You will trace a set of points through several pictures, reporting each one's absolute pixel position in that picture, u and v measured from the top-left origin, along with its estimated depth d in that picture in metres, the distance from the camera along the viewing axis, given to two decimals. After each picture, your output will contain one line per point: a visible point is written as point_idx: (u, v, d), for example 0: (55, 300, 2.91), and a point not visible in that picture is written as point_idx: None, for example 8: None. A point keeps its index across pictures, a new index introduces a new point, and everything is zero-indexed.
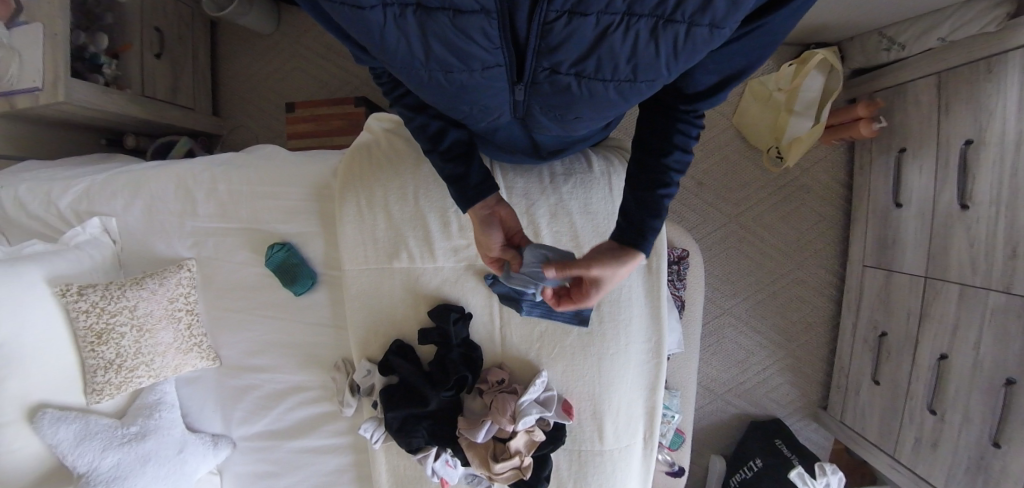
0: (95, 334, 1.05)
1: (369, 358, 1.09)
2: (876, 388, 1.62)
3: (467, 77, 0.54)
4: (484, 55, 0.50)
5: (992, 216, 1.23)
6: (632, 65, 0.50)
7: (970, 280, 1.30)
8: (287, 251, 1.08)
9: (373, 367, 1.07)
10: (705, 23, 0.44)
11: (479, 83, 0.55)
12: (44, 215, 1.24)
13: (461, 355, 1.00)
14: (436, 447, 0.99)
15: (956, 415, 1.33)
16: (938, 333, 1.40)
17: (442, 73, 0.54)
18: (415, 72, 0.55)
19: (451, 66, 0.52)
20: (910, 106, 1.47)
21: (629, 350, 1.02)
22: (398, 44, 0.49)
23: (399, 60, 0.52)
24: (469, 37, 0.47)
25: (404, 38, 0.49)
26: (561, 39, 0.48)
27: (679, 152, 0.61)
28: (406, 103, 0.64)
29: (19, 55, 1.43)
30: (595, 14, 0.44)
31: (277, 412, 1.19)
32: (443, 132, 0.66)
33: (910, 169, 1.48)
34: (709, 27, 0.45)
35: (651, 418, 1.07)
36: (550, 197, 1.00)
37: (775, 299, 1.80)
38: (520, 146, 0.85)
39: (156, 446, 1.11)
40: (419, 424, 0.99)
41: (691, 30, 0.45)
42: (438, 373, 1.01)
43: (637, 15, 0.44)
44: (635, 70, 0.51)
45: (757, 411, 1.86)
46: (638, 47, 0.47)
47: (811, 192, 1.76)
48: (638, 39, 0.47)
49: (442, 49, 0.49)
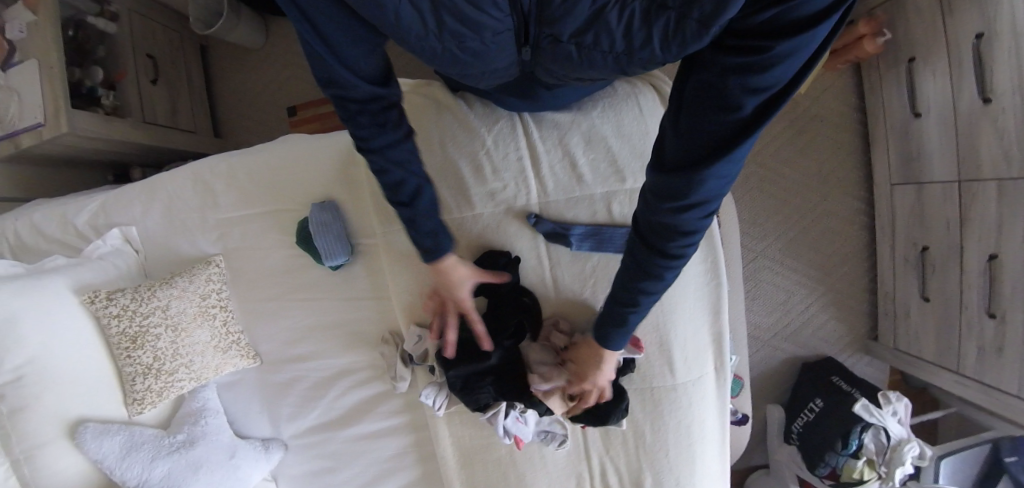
0: (130, 339, 1.01)
1: (417, 323, 1.03)
2: (926, 305, 1.58)
3: (481, 46, 0.50)
4: (494, 26, 0.46)
5: (1019, 103, 1.21)
6: (628, 42, 0.45)
7: (1006, 173, 1.27)
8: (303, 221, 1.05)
9: (424, 333, 1.01)
10: (694, 17, 0.37)
11: (491, 53, 0.51)
12: (62, 236, 1.21)
13: (515, 305, 0.96)
14: (505, 403, 0.95)
15: (1018, 314, 1.29)
16: (982, 235, 1.37)
17: (456, 46, 0.50)
18: (430, 48, 0.51)
19: (464, 39, 0.48)
20: (911, 15, 1.46)
21: (686, 274, 0.98)
22: (412, 20, 0.45)
23: (413, 37, 0.48)
24: (480, 9, 0.43)
25: (417, 13, 0.44)
26: (560, 12, 0.43)
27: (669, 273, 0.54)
28: (389, 157, 0.58)
29: (18, 94, 1.40)
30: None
31: (326, 403, 1.13)
32: (417, 191, 0.62)
33: (923, 77, 1.47)
34: (697, 24, 0.37)
35: (719, 346, 1.01)
36: (581, 125, 0.96)
37: (806, 234, 1.77)
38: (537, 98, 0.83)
39: (207, 452, 1.05)
40: (484, 380, 0.94)
41: (681, 20, 0.39)
42: (494, 326, 0.96)
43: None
44: (631, 48, 0.46)
45: (807, 353, 1.81)
46: (633, 27, 0.43)
47: (824, 121, 1.75)
48: (634, 17, 0.42)
49: (454, 21, 0.45)
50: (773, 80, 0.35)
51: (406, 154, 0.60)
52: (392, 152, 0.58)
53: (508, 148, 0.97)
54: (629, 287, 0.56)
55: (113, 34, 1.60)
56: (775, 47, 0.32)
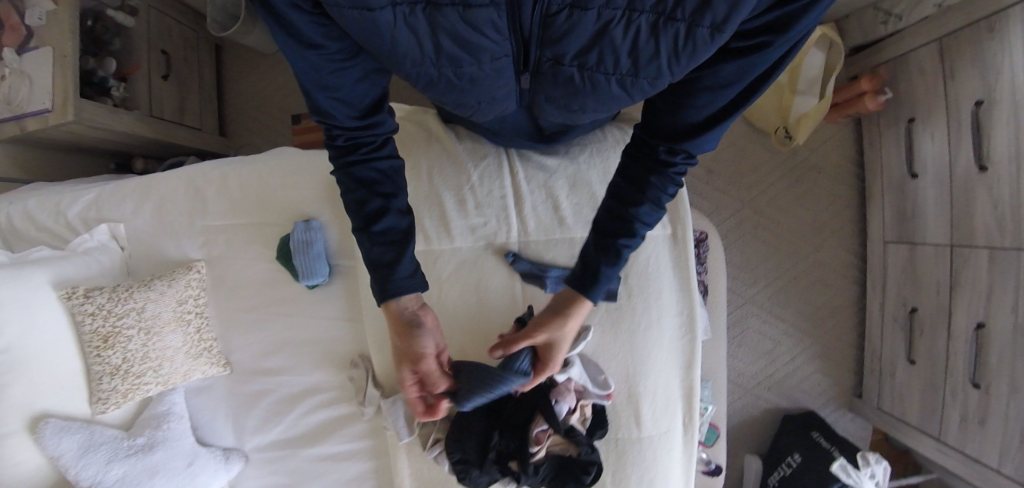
0: (102, 338, 1.01)
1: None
2: (912, 367, 1.55)
3: (477, 70, 0.51)
4: (494, 48, 0.47)
5: (1014, 172, 1.20)
6: (634, 59, 0.47)
7: (999, 243, 1.25)
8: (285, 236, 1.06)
9: None
10: (705, 24, 0.41)
11: (487, 75, 0.53)
12: (52, 226, 1.22)
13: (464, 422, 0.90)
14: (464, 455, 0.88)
15: (1002, 384, 1.25)
16: (972, 301, 1.35)
17: (451, 68, 0.51)
18: (424, 69, 0.51)
19: (461, 61, 0.49)
20: (914, 75, 1.46)
21: (661, 324, 0.96)
22: (409, 42, 0.46)
23: (408, 59, 0.49)
24: (480, 31, 0.44)
25: (414, 36, 0.45)
26: (563, 31, 0.44)
27: (649, 205, 0.57)
28: (354, 173, 0.58)
29: (30, 79, 1.41)
30: (596, 9, 0.41)
31: (291, 418, 1.11)
32: (381, 211, 0.60)
33: (922, 138, 1.46)
34: (709, 30, 0.41)
35: (690, 400, 0.99)
36: (569, 167, 0.97)
37: (797, 284, 1.76)
38: (523, 131, 0.85)
39: (165, 458, 1.05)
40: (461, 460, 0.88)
41: (690, 30, 0.42)
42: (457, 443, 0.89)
43: (639, 11, 0.41)
44: (636, 66, 0.48)
45: (790, 404, 1.78)
46: (638, 43, 0.44)
47: (823, 172, 1.74)
48: (639, 34, 0.43)
49: (452, 44, 0.46)
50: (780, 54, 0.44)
51: (376, 172, 0.59)
52: (367, 168, 0.58)
53: (493, 186, 0.97)
54: (608, 236, 0.59)
55: (130, 28, 1.63)
56: (797, 21, 0.39)
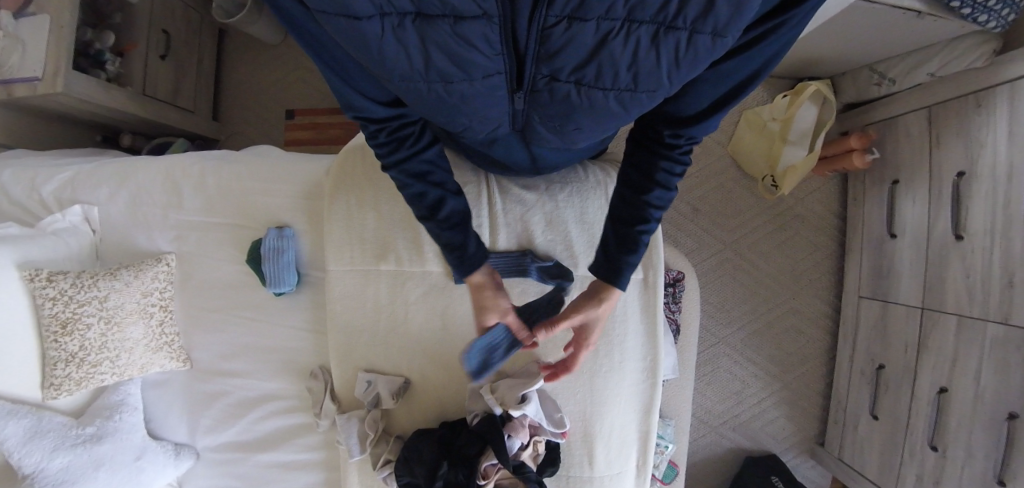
0: (61, 324, 1.06)
1: (368, 369, 1.04)
2: (874, 423, 1.57)
3: (468, 87, 0.51)
4: (484, 63, 0.47)
5: (987, 245, 1.21)
6: (633, 72, 0.48)
7: (968, 310, 1.26)
8: (258, 242, 1.10)
9: (373, 379, 1.03)
10: (706, 31, 0.43)
11: (478, 93, 0.53)
12: (26, 201, 1.22)
13: (413, 446, 0.94)
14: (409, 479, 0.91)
15: (958, 450, 1.26)
16: (936, 366, 1.36)
17: (441, 84, 0.51)
18: (414, 85, 0.51)
19: (451, 76, 0.49)
20: (901, 138, 1.49)
21: (623, 369, 1.00)
22: (399, 57, 0.46)
23: (397, 74, 0.49)
24: (471, 43, 0.44)
25: (404, 50, 0.46)
26: (561, 44, 0.45)
27: (660, 189, 0.63)
28: (408, 169, 0.62)
29: (22, 44, 1.36)
30: (595, 20, 0.42)
31: (246, 421, 1.17)
32: (441, 201, 0.65)
33: (904, 199, 1.49)
34: (711, 36, 0.44)
35: (645, 443, 1.03)
36: (546, 205, 1.02)
37: (771, 329, 1.77)
38: (516, 160, 0.86)
39: (112, 450, 1.09)
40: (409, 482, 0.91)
41: (692, 38, 0.44)
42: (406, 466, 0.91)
43: (638, 22, 0.43)
44: (636, 79, 0.49)
45: (753, 446, 1.79)
46: (638, 54, 0.46)
47: (805, 221, 1.77)
48: (639, 46, 0.45)
49: (442, 58, 0.47)
50: (782, 44, 0.48)
51: (426, 163, 0.64)
52: (417, 162, 0.62)
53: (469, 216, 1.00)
54: (625, 223, 0.66)
55: (134, 4, 1.61)
56: (793, 15, 0.43)
